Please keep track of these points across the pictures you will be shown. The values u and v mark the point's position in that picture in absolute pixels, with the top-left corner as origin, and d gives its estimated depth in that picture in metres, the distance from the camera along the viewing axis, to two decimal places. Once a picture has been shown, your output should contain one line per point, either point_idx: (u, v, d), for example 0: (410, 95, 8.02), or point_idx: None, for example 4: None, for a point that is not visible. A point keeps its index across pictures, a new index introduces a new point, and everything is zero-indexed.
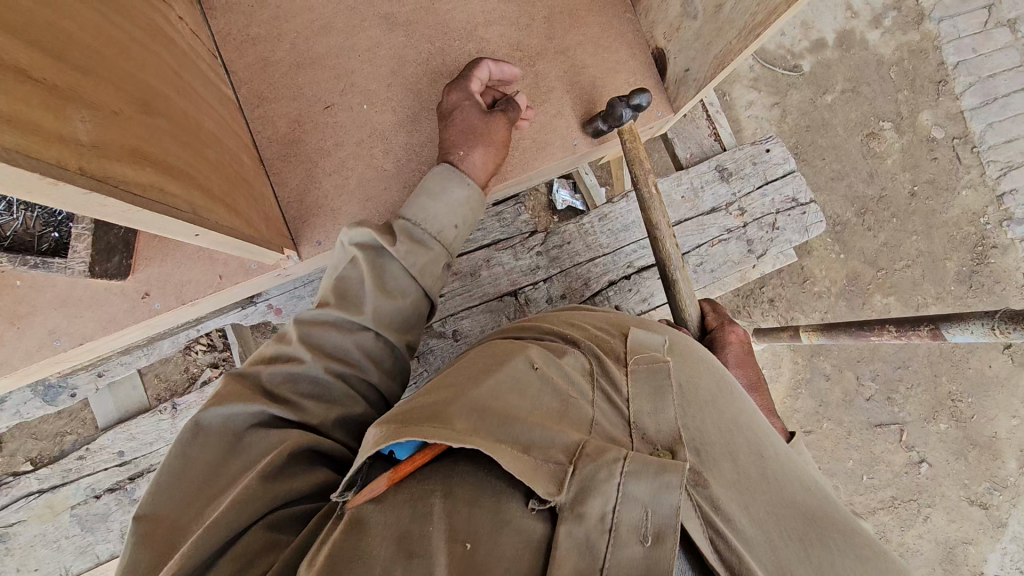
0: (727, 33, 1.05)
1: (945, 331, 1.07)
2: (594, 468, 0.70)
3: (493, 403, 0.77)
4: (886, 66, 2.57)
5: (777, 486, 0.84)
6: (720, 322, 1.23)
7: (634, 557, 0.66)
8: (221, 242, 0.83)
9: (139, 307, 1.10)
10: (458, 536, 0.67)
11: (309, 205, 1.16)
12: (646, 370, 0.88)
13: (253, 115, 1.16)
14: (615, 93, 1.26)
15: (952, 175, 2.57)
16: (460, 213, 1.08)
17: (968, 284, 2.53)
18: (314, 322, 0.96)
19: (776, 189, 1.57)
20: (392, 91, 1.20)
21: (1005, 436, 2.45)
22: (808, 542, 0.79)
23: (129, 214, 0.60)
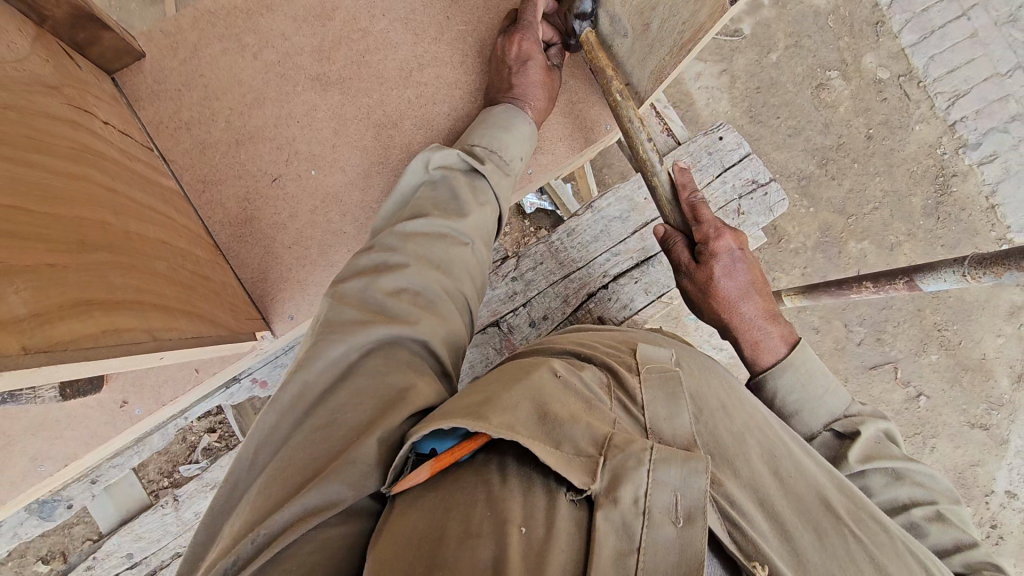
0: (659, 50, 1.06)
1: (919, 281, 1.05)
2: (624, 457, 0.70)
3: (525, 402, 0.75)
4: (823, 16, 2.59)
5: (790, 484, 0.81)
6: (713, 231, 1.07)
7: (668, 540, 0.65)
8: (188, 354, 0.84)
9: (118, 417, 1.09)
10: (513, 521, 0.66)
11: (274, 280, 1.15)
12: (658, 379, 0.86)
13: (201, 201, 1.14)
14: (562, 112, 1.27)
15: (903, 113, 2.59)
16: (526, 147, 1.16)
17: (935, 216, 2.55)
18: (419, 235, 0.99)
19: (735, 175, 1.58)
20: (338, 151, 1.19)
21: (993, 355, 2.50)
22: (821, 532, 0.76)
23: (83, 369, 0.62)
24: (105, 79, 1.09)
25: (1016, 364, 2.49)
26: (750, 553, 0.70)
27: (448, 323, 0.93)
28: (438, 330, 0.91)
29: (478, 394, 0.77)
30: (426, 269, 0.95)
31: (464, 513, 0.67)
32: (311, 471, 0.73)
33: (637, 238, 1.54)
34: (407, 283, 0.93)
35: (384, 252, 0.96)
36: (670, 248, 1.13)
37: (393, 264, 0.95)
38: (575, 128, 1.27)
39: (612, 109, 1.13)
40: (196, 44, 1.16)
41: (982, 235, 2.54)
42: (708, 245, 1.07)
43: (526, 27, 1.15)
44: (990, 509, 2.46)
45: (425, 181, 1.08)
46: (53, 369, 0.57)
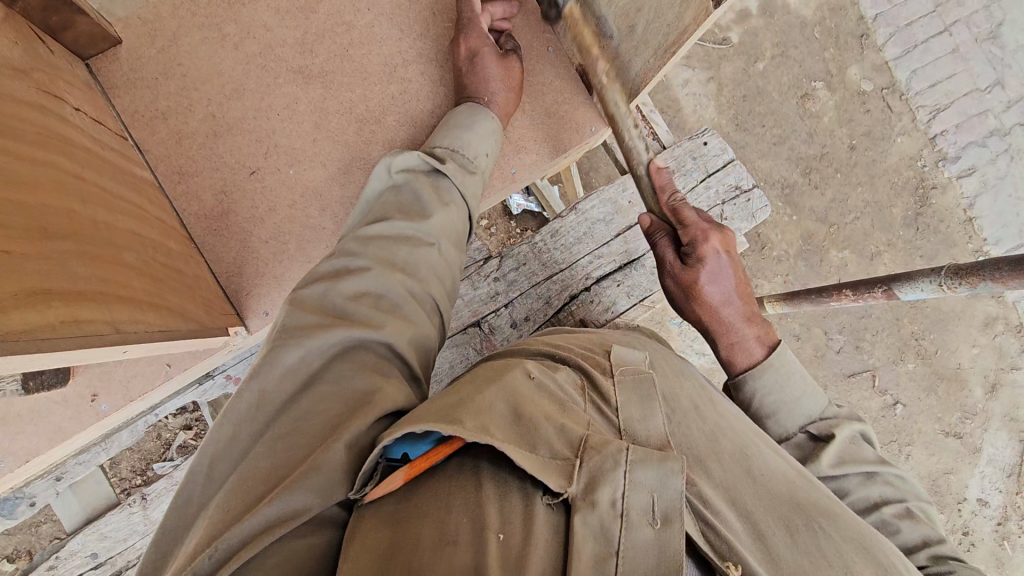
0: (644, 51, 1.06)
1: (898, 291, 1.06)
2: (600, 460, 0.70)
3: (497, 407, 0.74)
4: (809, 27, 2.63)
5: (764, 482, 0.81)
6: (698, 232, 1.09)
7: (646, 542, 0.65)
8: (156, 349, 0.82)
9: (85, 411, 1.06)
10: (492, 527, 0.65)
11: (250, 275, 1.12)
12: (631, 382, 0.86)
13: (176, 192, 1.12)
14: (548, 112, 1.27)
15: (886, 125, 2.63)
16: (493, 145, 1.16)
17: (914, 227, 2.59)
18: (384, 238, 0.98)
19: (718, 180, 1.59)
20: (318, 146, 1.17)
21: (969, 365, 2.55)
22: (794, 526, 0.76)
23: (38, 360, 0.60)
24: (78, 65, 1.06)
25: (989, 374, 2.55)
26: (724, 553, 0.68)
27: (414, 325, 0.93)
28: (404, 334, 0.90)
29: (450, 398, 0.75)
30: (387, 274, 0.94)
31: (438, 521, 0.66)
32: (275, 479, 0.72)
33: (620, 240, 1.54)
34: (373, 293, 0.92)
35: (347, 258, 0.95)
36: (655, 245, 1.16)
37: (356, 268, 0.93)
38: (560, 130, 1.26)
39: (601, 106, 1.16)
40: (175, 33, 1.14)
41: (959, 246, 2.59)
42: (693, 246, 1.09)
43: (467, 24, 1.17)
44: (963, 516, 2.49)
45: (388, 186, 1.07)
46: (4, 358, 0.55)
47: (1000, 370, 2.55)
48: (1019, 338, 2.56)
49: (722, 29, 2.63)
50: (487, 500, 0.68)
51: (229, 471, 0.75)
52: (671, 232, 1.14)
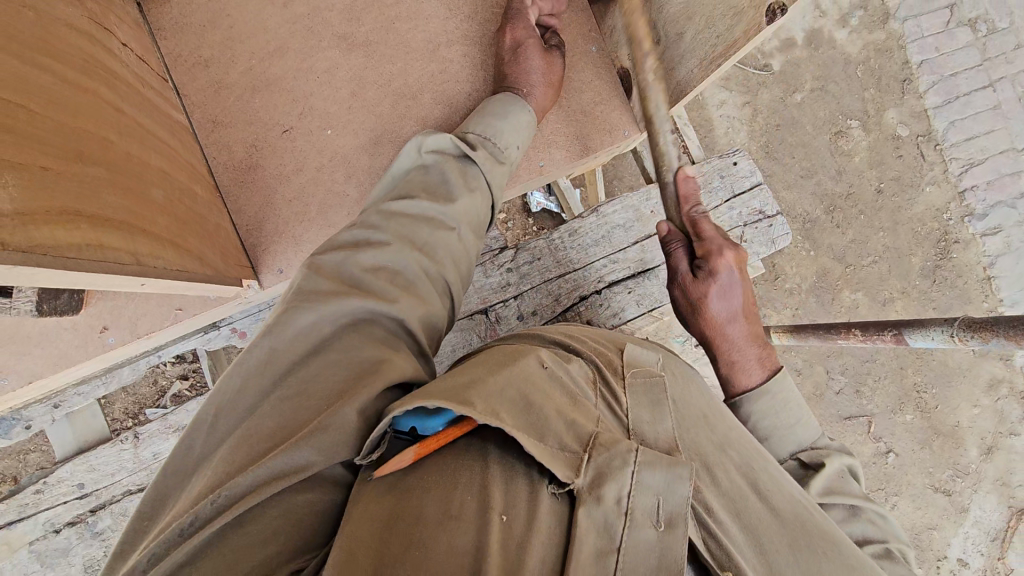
0: (690, 60, 1.06)
1: (908, 337, 1.04)
2: (609, 456, 0.69)
3: (509, 393, 0.74)
4: (852, 65, 2.61)
5: (768, 498, 0.82)
6: (715, 246, 1.07)
7: (648, 540, 0.65)
8: (172, 286, 0.83)
9: (93, 341, 1.07)
10: (495, 508, 0.66)
11: (269, 232, 1.13)
12: (642, 385, 0.86)
13: (208, 140, 1.13)
14: (584, 110, 1.26)
15: (916, 173, 2.60)
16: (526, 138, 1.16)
17: (931, 278, 2.57)
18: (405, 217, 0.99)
19: (743, 203, 1.58)
20: (353, 113, 1.18)
21: (967, 424, 2.53)
22: (796, 544, 0.77)
23: (59, 276, 0.61)
24: (129, 4, 1.07)
25: (987, 436, 2.52)
26: (723, 562, 0.72)
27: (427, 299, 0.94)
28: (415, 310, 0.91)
29: (463, 379, 0.75)
30: (404, 252, 0.95)
31: (439, 497, 0.67)
32: (278, 437, 0.72)
33: (637, 248, 1.53)
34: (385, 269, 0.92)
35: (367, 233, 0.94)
36: (668, 252, 1.13)
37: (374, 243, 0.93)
38: (594, 129, 1.26)
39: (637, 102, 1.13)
40: None
41: (974, 304, 2.56)
42: (708, 262, 1.07)
43: (515, 14, 1.17)
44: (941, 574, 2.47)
45: (416, 165, 1.08)
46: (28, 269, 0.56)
47: (998, 433, 2.52)
48: (1022, 404, 2.53)
49: (764, 55, 2.62)
50: (490, 482, 0.68)
51: (233, 421, 0.75)
52: (685, 243, 1.12)
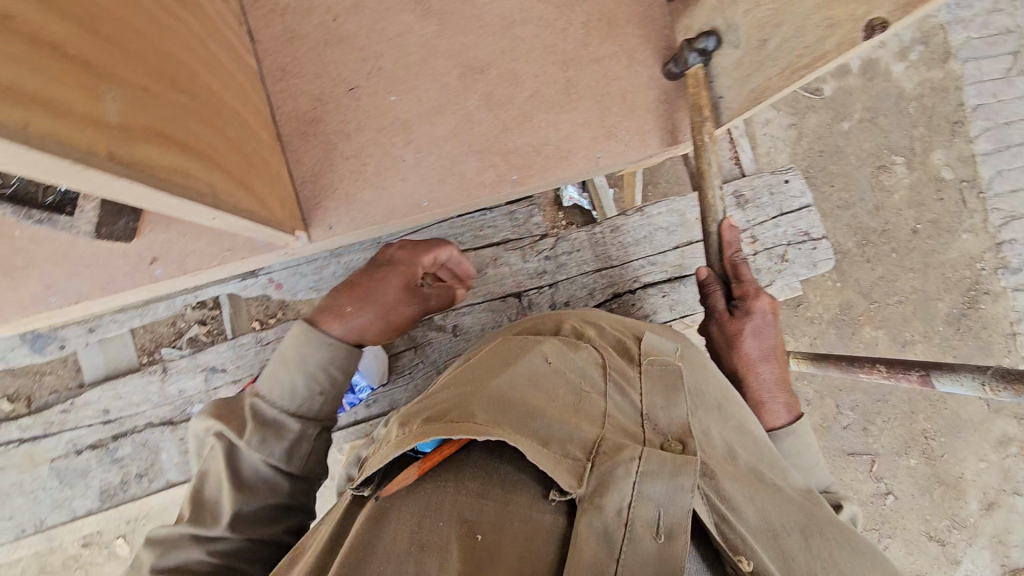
0: (767, 68, 1.02)
1: (935, 378, 1.04)
2: (612, 465, 0.79)
3: (504, 395, 0.85)
4: (905, 100, 2.57)
5: (774, 494, 0.90)
6: (752, 290, 1.17)
7: (648, 552, 0.73)
8: (234, 224, 0.84)
9: (141, 271, 1.08)
10: (475, 528, 0.74)
11: (323, 187, 1.14)
12: (658, 372, 1.00)
13: (275, 88, 1.13)
14: (643, 107, 1.24)
15: (955, 218, 2.58)
16: (339, 364, 1.11)
17: (956, 326, 2.56)
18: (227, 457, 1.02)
19: (789, 222, 1.56)
20: (419, 79, 1.17)
21: (971, 477, 2.51)
22: (806, 530, 0.86)
23: (149, 196, 0.61)
24: None
25: (990, 492, 2.51)
26: (737, 547, 0.78)
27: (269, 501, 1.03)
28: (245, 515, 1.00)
29: (466, 389, 0.85)
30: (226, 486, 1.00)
31: (413, 523, 0.75)
32: None
33: (677, 253, 1.53)
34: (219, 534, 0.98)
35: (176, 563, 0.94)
36: (705, 293, 1.22)
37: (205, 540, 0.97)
38: (654, 127, 1.25)
39: (694, 149, 1.15)
40: None
41: (996, 357, 2.55)
42: (745, 304, 1.17)
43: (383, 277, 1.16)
44: None
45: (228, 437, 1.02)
46: (131, 185, 0.55)
47: (1000, 491, 2.51)
48: None
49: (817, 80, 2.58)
50: (488, 491, 0.79)
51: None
52: (724, 286, 1.21)
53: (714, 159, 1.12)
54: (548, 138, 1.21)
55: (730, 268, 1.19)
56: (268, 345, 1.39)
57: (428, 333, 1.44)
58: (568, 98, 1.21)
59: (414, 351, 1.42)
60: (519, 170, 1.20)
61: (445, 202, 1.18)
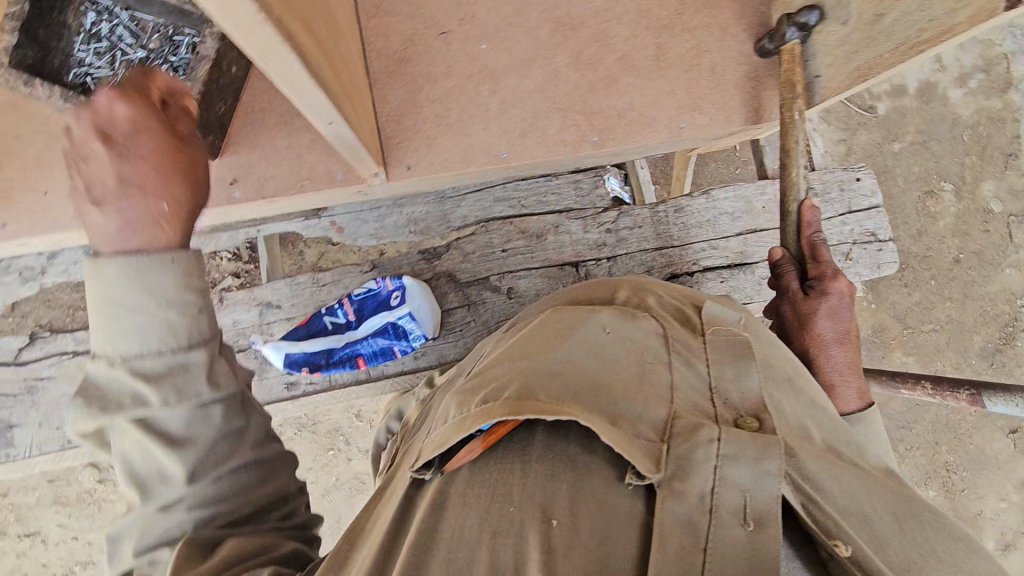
0: (877, 46, 1.02)
1: (986, 399, 1.10)
2: (691, 447, 0.65)
3: (569, 369, 0.72)
4: (960, 126, 2.60)
5: (860, 469, 0.74)
6: (830, 270, 1.11)
7: (738, 541, 0.60)
8: (338, 135, 0.84)
9: (219, 190, 1.09)
10: (550, 513, 0.63)
11: (405, 127, 1.13)
12: (725, 342, 0.81)
13: (368, 24, 1.13)
14: (729, 81, 1.21)
15: (1000, 251, 2.59)
16: (198, 273, 0.82)
17: (989, 360, 2.55)
18: (144, 425, 0.79)
19: (857, 220, 1.52)
20: (511, 30, 1.17)
21: (989, 515, 2.51)
22: (902, 510, 0.70)
23: (297, 88, 0.61)
24: None
25: (1007, 533, 2.50)
26: (829, 530, 0.65)
27: (220, 431, 0.83)
28: (203, 460, 0.81)
29: (516, 369, 0.73)
30: (161, 449, 0.79)
31: (482, 508, 0.66)
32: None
33: (739, 240, 1.49)
34: (186, 495, 0.80)
35: (143, 553, 0.78)
36: (777, 274, 1.17)
37: (169, 516, 0.79)
38: (740, 102, 1.21)
39: (781, 126, 1.14)
40: None
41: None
42: (821, 283, 1.11)
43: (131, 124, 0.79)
44: None
45: (139, 439, 0.79)
46: (298, 68, 0.56)
47: (1019, 532, 2.51)
48: None
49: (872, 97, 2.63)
50: (559, 469, 0.67)
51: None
52: (799, 266, 1.16)
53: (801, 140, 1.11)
54: (633, 103, 1.19)
55: (807, 248, 1.15)
56: (326, 286, 1.38)
57: (481, 292, 1.42)
58: (657, 65, 1.20)
59: (467, 308, 1.40)
60: (601, 132, 1.18)
61: (524, 155, 1.16)
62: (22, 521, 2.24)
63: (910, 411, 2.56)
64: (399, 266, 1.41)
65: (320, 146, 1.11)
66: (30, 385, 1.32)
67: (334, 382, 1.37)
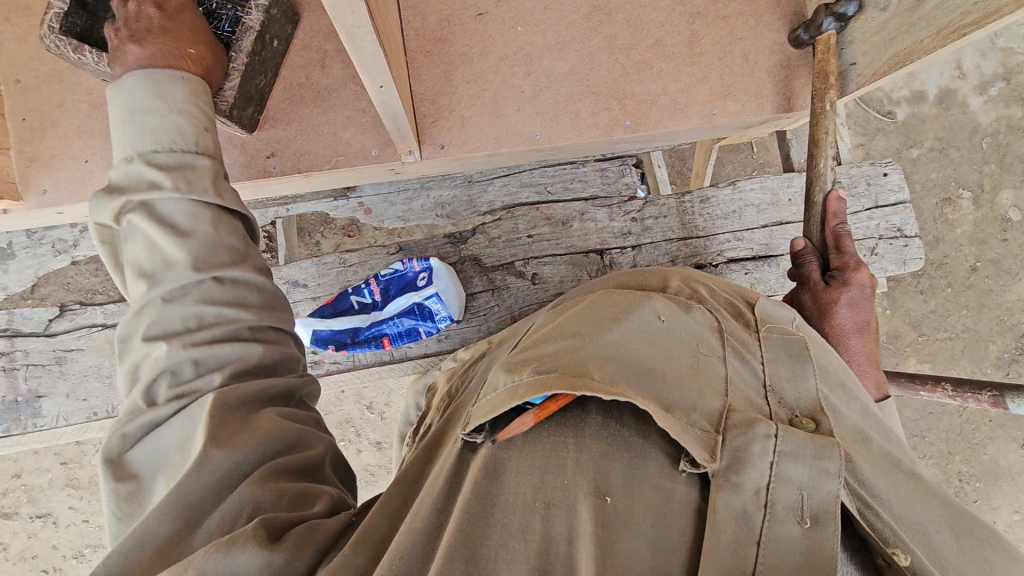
0: (918, 30, 1.02)
1: (1009, 399, 1.05)
2: (746, 439, 0.62)
3: (624, 350, 0.68)
4: (980, 134, 2.59)
5: (917, 480, 0.71)
6: (853, 262, 1.09)
7: (793, 539, 0.58)
8: (383, 103, 0.84)
9: (256, 164, 1.11)
10: (601, 490, 0.61)
11: (440, 106, 1.14)
12: (777, 341, 0.78)
13: (406, 5, 1.14)
14: (764, 71, 1.21)
15: (1018, 260, 2.57)
16: (203, 98, 0.85)
17: (1005, 370, 2.52)
18: (151, 215, 0.77)
19: (883, 216, 1.52)
20: (547, 13, 1.17)
21: (1003, 528, 2.47)
22: (957, 527, 0.68)
23: (358, 46, 0.62)
24: None
25: None
26: (888, 537, 0.62)
27: (222, 234, 0.80)
28: (205, 254, 0.77)
29: (566, 343, 0.68)
30: (164, 236, 0.76)
31: (533, 481, 0.64)
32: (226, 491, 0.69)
33: (765, 232, 1.48)
34: (190, 287, 0.76)
35: (147, 344, 0.75)
36: (799, 264, 1.15)
37: (172, 308, 0.75)
38: (772, 91, 1.22)
39: (812, 116, 1.14)
40: None
41: None
42: (843, 274, 1.08)
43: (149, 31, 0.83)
44: None
45: (151, 311, 0.75)
46: (362, 27, 0.57)
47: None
48: None
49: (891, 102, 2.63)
50: (613, 454, 0.63)
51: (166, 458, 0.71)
52: (821, 257, 1.13)
53: (832, 127, 1.11)
54: (666, 89, 1.20)
55: (830, 239, 1.13)
56: (352, 266, 1.39)
57: (506, 277, 1.41)
58: (690, 52, 1.20)
59: (491, 293, 1.40)
60: (633, 116, 1.19)
61: (557, 136, 1.17)
62: (33, 502, 2.25)
63: (921, 419, 2.56)
64: (425, 249, 1.40)
65: (356, 123, 1.12)
66: (58, 356, 1.33)
67: (357, 362, 1.37)
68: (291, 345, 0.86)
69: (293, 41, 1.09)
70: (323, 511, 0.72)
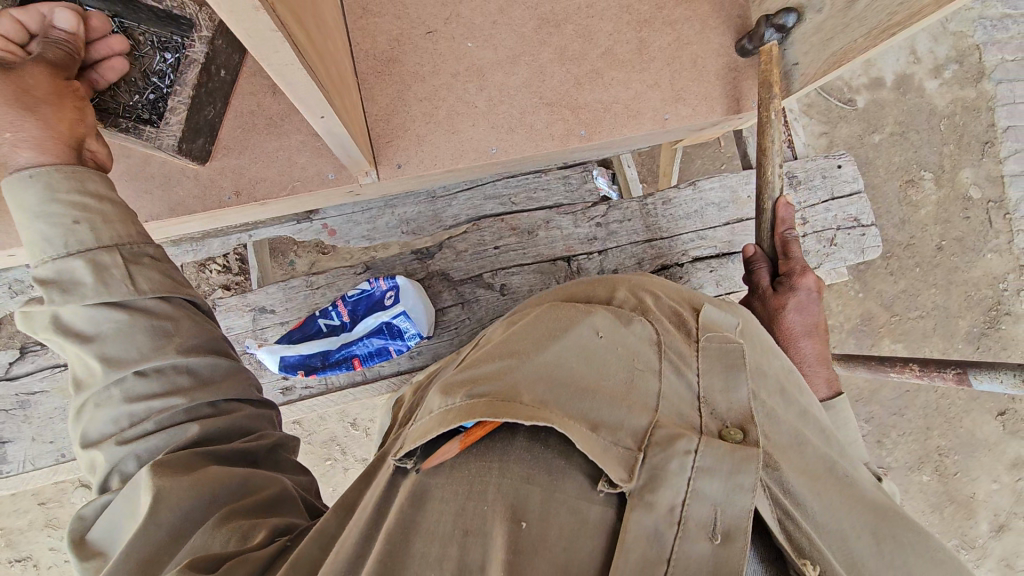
0: (853, 30, 1.03)
1: (972, 376, 1.05)
2: (665, 457, 0.68)
3: (554, 369, 0.73)
4: (937, 116, 2.66)
5: (847, 484, 0.76)
6: (798, 267, 1.12)
7: (701, 554, 0.65)
8: (327, 130, 0.84)
9: (210, 195, 1.10)
10: (519, 514, 0.65)
11: (395, 125, 1.14)
12: (717, 350, 0.81)
13: (355, 26, 1.14)
14: (711, 75, 1.24)
15: (980, 236, 2.65)
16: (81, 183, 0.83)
17: (975, 344, 2.61)
18: (58, 327, 0.79)
19: (840, 207, 1.56)
20: (496, 28, 1.18)
21: (982, 497, 2.55)
22: (879, 532, 0.73)
23: (287, 79, 0.61)
24: None
25: (1000, 514, 2.54)
26: (801, 548, 0.69)
27: (136, 326, 0.81)
28: (119, 353, 0.79)
29: (503, 363, 0.73)
30: (74, 346, 0.78)
31: (456, 506, 0.66)
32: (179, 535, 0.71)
33: (727, 230, 1.50)
34: (114, 389, 0.79)
35: (90, 446, 0.79)
36: (751, 271, 1.19)
37: (104, 409, 0.79)
38: (721, 93, 1.24)
39: (759, 124, 1.16)
40: None
41: None
42: (790, 278, 1.12)
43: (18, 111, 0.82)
44: None
45: (87, 415, 0.79)
46: (289, 63, 0.57)
47: (1011, 513, 2.54)
48: None
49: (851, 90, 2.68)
50: (535, 480, 0.67)
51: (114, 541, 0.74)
52: (771, 264, 1.17)
53: (778, 128, 1.12)
54: (619, 96, 1.21)
55: (778, 245, 1.16)
56: (319, 290, 1.39)
57: (474, 289, 1.41)
58: (640, 57, 1.22)
59: (461, 306, 1.40)
60: (587, 125, 1.21)
61: (513, 150, 1.18)
62: (12, 546, 2.19)
63: (900, 398, 2.58)
64: (392, 267, 1.41)
65: (311, 147, 1.11)
66: (20, 401, 1.30)
67: (330, 385, 1.38)
68: (242, 410, 0.87)
69: (243, 69, 1.09)
70: (263, 540, 0.71)
